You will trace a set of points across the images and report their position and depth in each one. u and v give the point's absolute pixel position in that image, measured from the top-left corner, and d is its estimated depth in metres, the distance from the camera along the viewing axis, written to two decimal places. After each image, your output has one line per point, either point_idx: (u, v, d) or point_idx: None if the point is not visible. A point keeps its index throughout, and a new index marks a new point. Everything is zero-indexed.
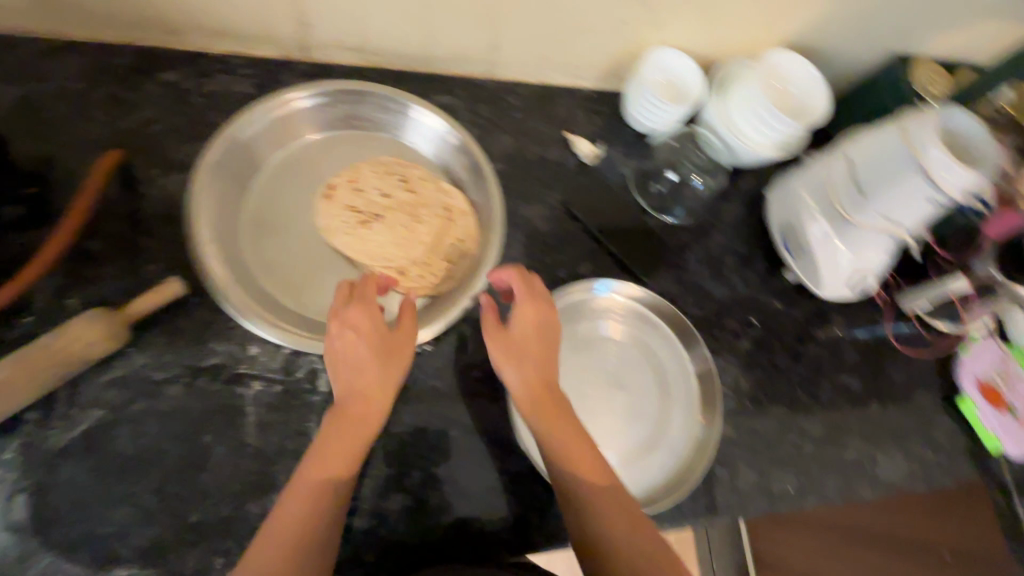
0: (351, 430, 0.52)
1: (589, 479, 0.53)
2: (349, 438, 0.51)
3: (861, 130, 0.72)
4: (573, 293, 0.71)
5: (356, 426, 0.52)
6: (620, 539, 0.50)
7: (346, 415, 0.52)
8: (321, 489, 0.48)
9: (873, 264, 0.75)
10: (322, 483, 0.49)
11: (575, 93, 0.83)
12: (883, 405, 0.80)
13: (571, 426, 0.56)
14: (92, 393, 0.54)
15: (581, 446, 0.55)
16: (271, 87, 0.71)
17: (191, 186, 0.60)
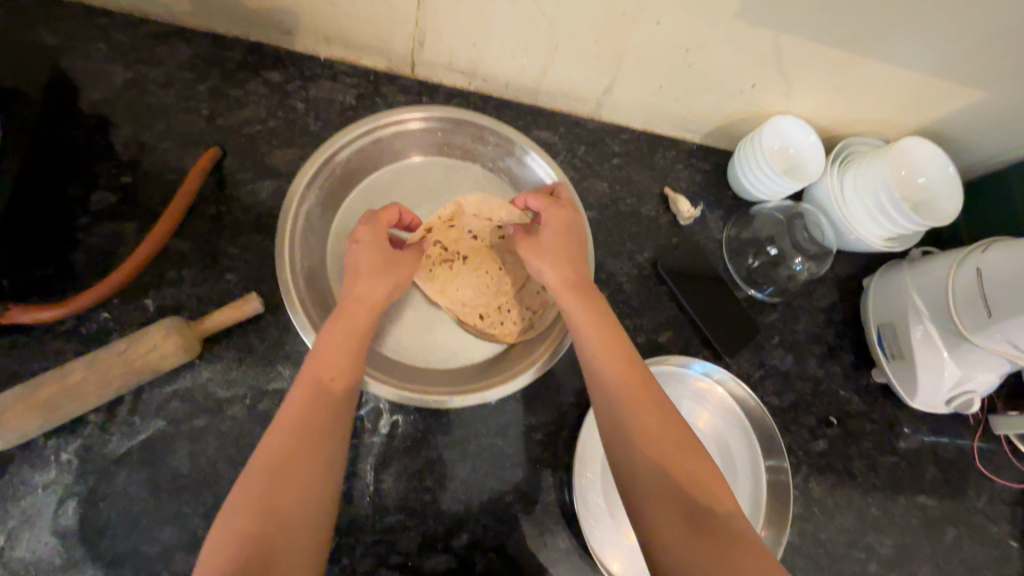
0: (336, 363, 0.49)
1: (628, 416, 0.48)
2: (335, 375, 0.48)
3: (996, 241, 0.65)
4: (665, 366, 0.67)
5: (347, 363, 0.49)
6: (666, 505, 0.43)
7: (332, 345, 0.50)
8: (304, 427, 0.44)
9: (980, 385, 0.68)
10: (304, 422, 0.44)
11: (678, 146, 0.79)
12: (960, 532, 0.74)
13: (611, 376, 0.51)
14: (156, 401, 0.52)
15: (630, 379, 0.50)
16: (373, 101, 0.68)
17: (286, 204, 0.58)
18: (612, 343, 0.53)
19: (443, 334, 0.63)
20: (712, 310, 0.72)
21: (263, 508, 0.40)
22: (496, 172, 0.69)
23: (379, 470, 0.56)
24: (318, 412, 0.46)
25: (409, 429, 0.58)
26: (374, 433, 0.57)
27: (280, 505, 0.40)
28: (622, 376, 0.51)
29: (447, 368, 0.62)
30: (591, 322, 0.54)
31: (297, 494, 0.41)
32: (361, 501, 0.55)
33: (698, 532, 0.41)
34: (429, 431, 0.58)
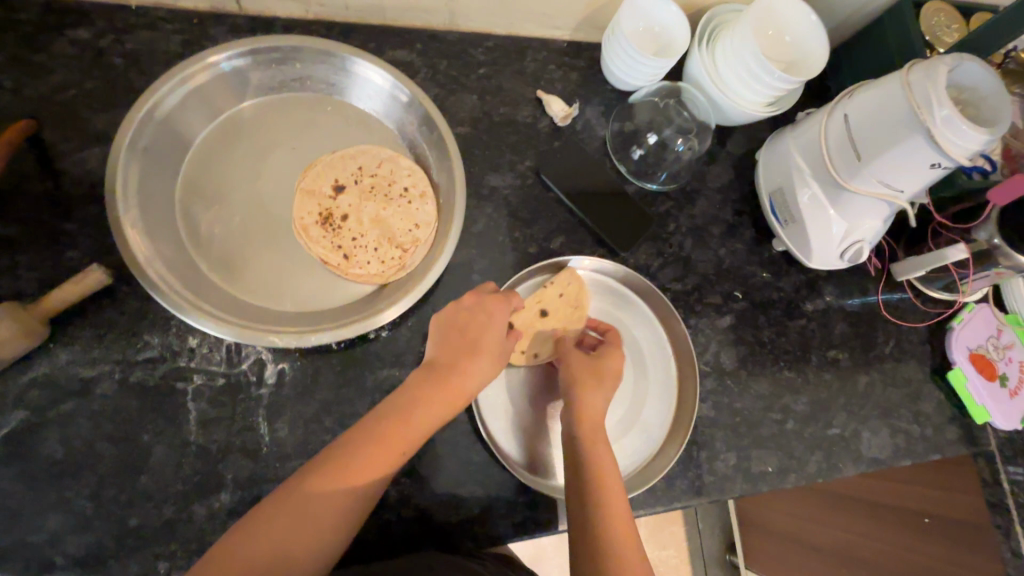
0: (387, 450, 0.47)
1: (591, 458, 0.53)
2: (377, 466, 0.46)
3: (861, 84, 0.65)
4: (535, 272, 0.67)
5: (395, 450, 0.48)
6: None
7: (389, 440, 0.48)
8: (317, 515, 0.43)
9: (867, 233, 0.70)
10: (320, 506, 0.44)
11: (548, 47, 0.75)
12: (872, 379, 0.77)
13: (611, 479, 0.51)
14: (14, 393, 0.50)
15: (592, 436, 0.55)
16: (201, 45, 0.63)
17: (112, 146, 0.54)
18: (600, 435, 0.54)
19: (310, 279, 0.60)
20: (602, 208, 0.71)
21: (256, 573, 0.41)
22: (362, 106, 0.65)
23: (272, 421, 0.55)
24: (341, 499, 0.45)
25: (296, 375, 0.57)
26: (260, 385, 0.55)
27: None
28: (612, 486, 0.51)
29: (310, 316, 0.58)
30: (593, 409, 0.57)
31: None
32: (258, 453, 0.54)
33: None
34: (318, 374, 0.57)
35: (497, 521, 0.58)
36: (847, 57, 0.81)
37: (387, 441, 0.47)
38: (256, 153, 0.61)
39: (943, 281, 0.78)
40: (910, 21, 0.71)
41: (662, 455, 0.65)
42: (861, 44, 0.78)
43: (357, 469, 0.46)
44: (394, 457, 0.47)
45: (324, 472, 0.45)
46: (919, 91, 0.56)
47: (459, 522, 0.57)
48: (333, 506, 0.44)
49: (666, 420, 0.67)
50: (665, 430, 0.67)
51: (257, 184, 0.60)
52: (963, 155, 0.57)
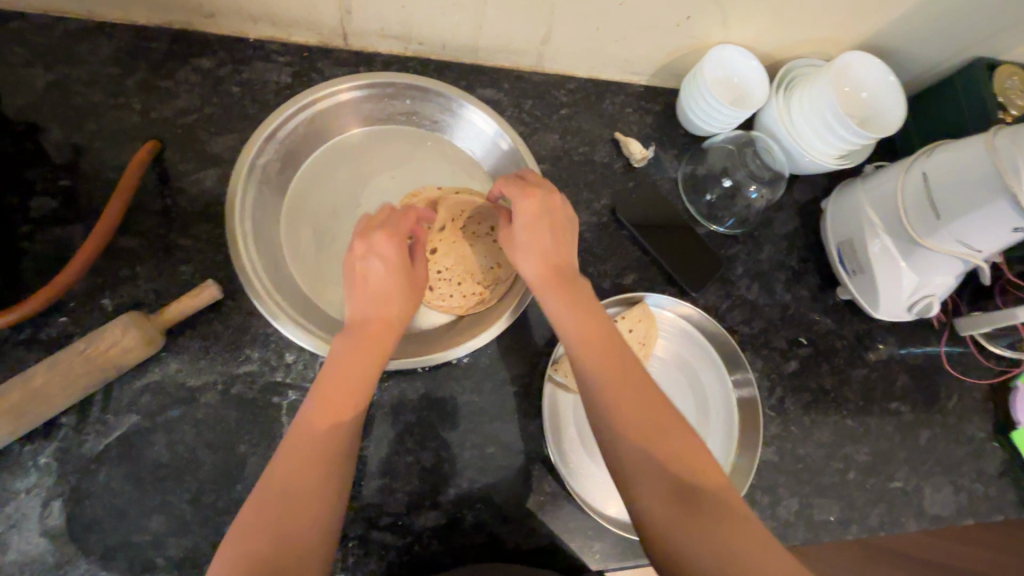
0: (353, 371, 0.50)
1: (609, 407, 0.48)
2: (343, 398, 0.48)
3: (942, 144, 0.66)
4: (610, 306, 0.69)
5: (361, 364, 0.50)
6: (654, 472, 0.45)
7: (350, 366, 0.50)
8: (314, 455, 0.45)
9: (938, 289, 0.70)
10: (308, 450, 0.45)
11: (626, 90, 0.78)
12: (934, 433, 0.77)
13: (606, 378, 0.49)
14: (127, 397, 0.53)
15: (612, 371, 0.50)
16: (309, 77, 0.67)
17: (238, 163, 0.58)
18: (591, 329, 0.53)
19: None
20: (674, 249, 0.73)
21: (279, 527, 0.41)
22: (462, 144, 0.69)
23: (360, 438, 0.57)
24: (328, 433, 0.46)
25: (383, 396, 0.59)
26: None
27: (291, 526, 0.42)
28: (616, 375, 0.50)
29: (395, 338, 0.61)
30: (586, 322, 0.53)
31: (307, 520, 0.43)
32: None
33: (681, 504, 0.44)
34: (403, 395, 0.60)
35: (569, 552, 0.59)
36: (917, 113, 0.83)
37: (341, 373, 0.49)
38: (362, 179, 0.65)
39: (1008, 339, 0.77)
40: (986, 84, 0.72)
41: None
42: (932, 102, 0.80)
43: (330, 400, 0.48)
44: (362, 374, 0.50)
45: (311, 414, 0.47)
46: (1005, 155, 0.58)
47: (530, 551, 0.59)
48: (319, 445, 0.45)
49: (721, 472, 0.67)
50: None
51: (357, 208, 0.64)
52: None
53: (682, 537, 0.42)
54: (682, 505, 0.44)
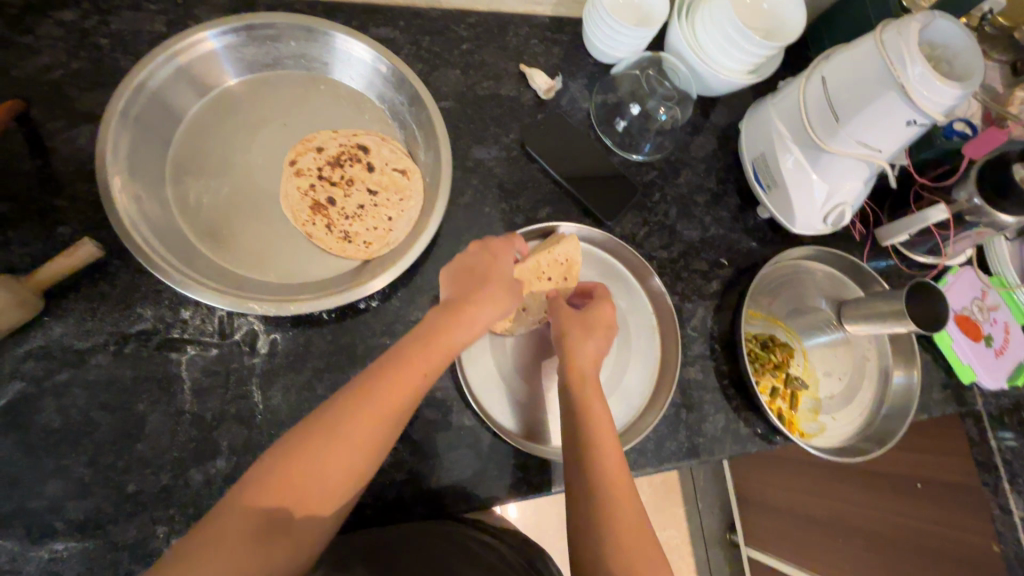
0: (397, 413, 0.46)
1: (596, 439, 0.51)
2: (406, 403, 0.47)
3: (839, 47, 0.66)
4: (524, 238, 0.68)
5: (406, 410, 0.47)
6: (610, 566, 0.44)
7: (394, 399, 0.46)
8: (339, 475, 0.43)
9: (849, 196, 0.71)
10: (329, 463, 0.43)
11: (530, 22, 0.76)
12: (860, 341, 0.78)
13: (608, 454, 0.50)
14: (11, 365, 0.51)
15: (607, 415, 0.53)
16: (185, 25, 0.63)
17: (109, 108, 0.55)
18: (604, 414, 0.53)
19: (295, 253, 0.60)
20: (586, 177, 0.72)
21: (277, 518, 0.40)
22: (360, 87, 0.67)
23: (265, 388, 0.56)
24: (355, 467, 0.44)
25: (287, 345, 0.57)
26: (253, 354, 0.56)
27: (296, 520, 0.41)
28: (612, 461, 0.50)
29: (293, 286, 0.59)
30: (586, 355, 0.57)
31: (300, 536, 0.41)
32: (252, 420, 0.55)
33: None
34: (310, 342, 0.58)
35: (496, 484, 0.59)
36: (826, 25, 0.82)
37: (381, 400, 0.45)
38: (252, 126, 0.62)
39: (927, 245, 0.80)
40: None
41: (637, 425, 0.65)
42: (839, 12, 0.80)
43: (367, 431, 0.44)
44: (394, 418, 0.46)
45: (354, 416, 0.44)
46: (892, 48, 0.57)
47: (451, 486, 0.59)
48: (370, 435, 0.44)
49: (646, 393, 0.67)
50: (646, 404, 0.66)
51: (247, 156, 0.61)
52: (937, 110, 0.58)
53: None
54: None
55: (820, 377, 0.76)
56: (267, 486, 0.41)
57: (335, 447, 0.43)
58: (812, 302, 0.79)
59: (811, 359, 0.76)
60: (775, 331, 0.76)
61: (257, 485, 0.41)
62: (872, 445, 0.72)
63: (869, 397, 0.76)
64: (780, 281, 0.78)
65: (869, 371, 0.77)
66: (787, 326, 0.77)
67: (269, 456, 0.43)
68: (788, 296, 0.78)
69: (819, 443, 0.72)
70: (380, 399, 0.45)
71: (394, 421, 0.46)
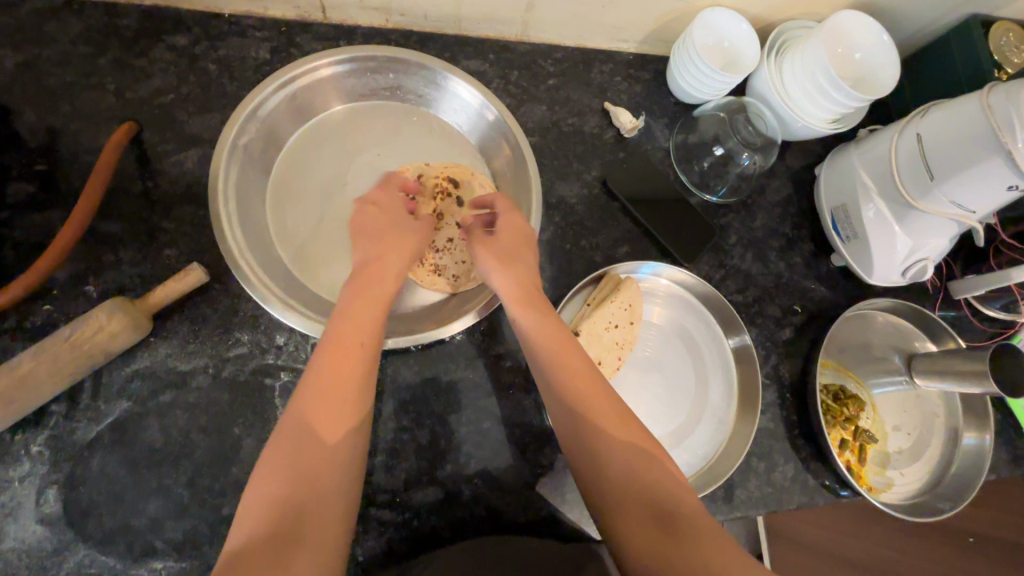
0: (362, 364, 0.48)
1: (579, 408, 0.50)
2: (365, 353, 0.48)
3: (939, 103, 0.65)
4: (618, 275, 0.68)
5: (372, 359, 0.48)
6: (630, 509, 0.45)
7: (352, 362, 0.48)
8: (325, 450, 0.44)
9: (932, 252, 0.70)
10: (309, 447, 0.44)
11: (614, 58, 0.77)
12: (930, 395, 0.77)
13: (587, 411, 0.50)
14: (118, 383, 0.52)
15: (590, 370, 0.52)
16: (287, 52, 0.65)
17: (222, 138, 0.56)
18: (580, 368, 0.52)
19: None
20: (666, 218, 0.72)
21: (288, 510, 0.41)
22: (452, 120, 0.67)
23: None
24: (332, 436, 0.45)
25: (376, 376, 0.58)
26: None
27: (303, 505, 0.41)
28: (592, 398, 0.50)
29: None
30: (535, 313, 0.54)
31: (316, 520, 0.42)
32: None
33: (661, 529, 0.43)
34: (395, 374, 0.60)
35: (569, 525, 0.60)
36: (911, 75, 0.81)
37: (345, 359, 0.47)
38: (349, 156, 0.63)
39: (1002, 300, 0.78)
40: (980, 44, 0.71)
41: (710, 475, 0.64)
42: (926, 63, 0.79)
43: (324, 402, 0.45)
44: (355, 371, 0.47)
45: (323, 387, 0.46)
46: (1001, 114, 0.56)
47: (527, 524, 0.59)
48: (340, 396, 0.46)
49: (718, 440, 0.67)
50: (719, 452, 0.66)
51: (343, 187, 0.62)
52: None
53: (648, 556, 0.42)
54: (661, 531, 0.43)
55: (889, 430, 0.75)
56: (262, 498, 0.41)
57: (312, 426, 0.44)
58: (883, 353, 0.78)
59: (879, 412, 0.75)
60: (844, 380, 0.75)
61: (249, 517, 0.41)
62: (942, 504, 0.71)
63: (937, 454, 0.75)
64: (850, 331, 0.78)
65: (938, 427, 0.76)
66: (857, 376, 0.76)
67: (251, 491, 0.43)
68: (859, 346, 0.78)
69: (887, 499, 0.71)
70: (343, 357, 0.47)
71: (364, 376, 0.47)
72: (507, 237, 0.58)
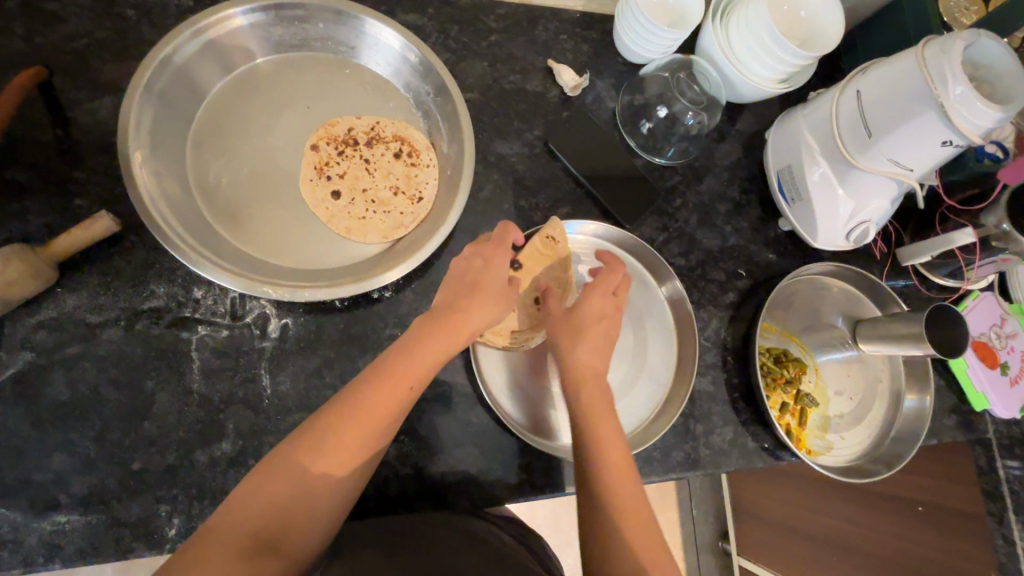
0: (389, 405, 0.47)
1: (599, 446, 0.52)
2: (401, 392, 0.48)
3: (877, 60, 0.64)
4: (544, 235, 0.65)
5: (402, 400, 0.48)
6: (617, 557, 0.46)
7: (385, 399, 0.47)
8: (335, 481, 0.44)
9: (874, 213, 0.69)
10: (324, 469, 0.44)
11: (560, 16, 0.75)
12: (875, 361, 0.77)
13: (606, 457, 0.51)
14: (21, 335, 0.50)
15: (610, 423, 0.53)
16: (212, 0, 0.62)
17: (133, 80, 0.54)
18: (598, 405, 0.54)
19: (311, 239, 0.60)
20: (609, 179, 0.70)
21: (280, 522, 0.41)
22: (386, 73, 0.66)
23: (275, 372, 0.56)
24: (347, 465, 0.45)
25: (298, 330, 0.57)
26: (263, 338, 0.56)
27: (294, 523, 0.42)
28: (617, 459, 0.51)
29: (306, 271, 0.58)
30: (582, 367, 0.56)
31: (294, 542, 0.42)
32: (259, 405, 0.54)
33: None
34: (322, 330, 0.58)
35: (496, 482, 0.59)
36: (863, 38, 0.80)
37: (382, 395, 0.47)
38: (274, 106, 0.62)
39: (948, 267, 0.78)
40: (926, 3, 0.70)
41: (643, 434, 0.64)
42: (877, 26, 0.78)
43: (361, 427, 0.45)
44: (387, 419, 0.47)
45: (350, 413, 0.45)
46: (934, 65, 0.56)
47: (455, 482, 0.58)
48: (368, 429, 0.46)
49: (658, 398, 0.66)
50: (659, 410, 0.66)
51: (270, 138, 0.61)
52: (976, 133, 0.56)
53: None
54: None
55: (831, 394, 0.75)
56: (257, 500, 0.42)
57: (334, 450, 0.44)
58: (829, 318, 0.78)
59: (823, 377, 0.75)
60: (788, 345, 0.75)
61: (246, 512, 0.41)
62: (880, 467, 0.71)
63: (879, 418, 0.75)
64: (795, 295, 0.77)
65: (881, 391, 0.76)
66: (801, 341, 0.76)
67: (248, 483, 0.43)
68: (803, 311, 0.77)
69: (826, 461, 0.71)
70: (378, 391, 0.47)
71: (389, 411, 0.47)
72: (595, 326, 0.58)
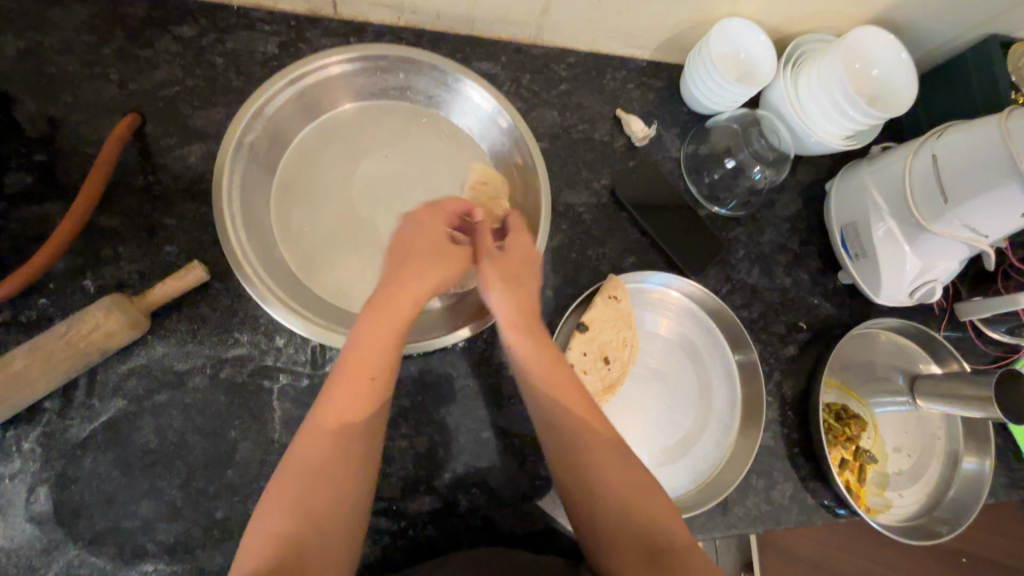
0: (354, 385, 0.47)
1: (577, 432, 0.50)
2: (362, 370, 0.47)
3: (951, 125, 0.65)
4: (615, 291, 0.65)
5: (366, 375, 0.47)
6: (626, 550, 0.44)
7: (352, 383, 0.47)
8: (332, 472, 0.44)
9: (941, 274, 0.69)
10: (316, 465, 0.44)
11: (627, 65, 0.76)
12: (933, 417, 0.77)
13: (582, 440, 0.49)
14: (113, 381, 0.51)
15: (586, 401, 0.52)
16: (296, 48, 0.63)
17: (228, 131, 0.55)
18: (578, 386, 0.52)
19: None
20: (675, 231, 0.70)
21: (297, 535, 0.41)
22: (463, 123, 0.67)
23: None
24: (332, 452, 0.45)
25: None
26: None
27: (306, 534, 0.41)
28: (576, 433, 0.49)
29: None
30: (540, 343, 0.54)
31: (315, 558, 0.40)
32: None
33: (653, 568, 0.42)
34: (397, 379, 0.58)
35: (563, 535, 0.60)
36: (927, 92, 0.80)
37: (349, 376, 0.47)
38: (355, 155, 0.63)
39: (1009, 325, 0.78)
40: (999, 65, 0.70)
41: (707, 490, 0.64)
42: (943, 81, 0.78)
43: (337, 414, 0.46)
44: (362, 398, 0.47)
45: (325, 407, 0.46)
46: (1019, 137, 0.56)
47: (523, 535, 0.58)
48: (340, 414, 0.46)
49: (721, 453, 0.67)
50: (722, 465, 0.66)
51: (351, 185, 0.61)
52: None
53: None
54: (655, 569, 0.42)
55: (889, 452, 0.74)
56: (264, 529, 0.41)
57: (313, 455, 0.44)
58: (888, 374, 0.77)
59: (881, 433, 0.75)
60: (847, 401, 0.75)
61: (260, 536, 0.41)
62: (940, 529, 0.71)
63: (936, 477, 0.75)
64: (854, 349, 0.77)
65: (938, 450, 0.76)
66: (860, 396, 0.76)
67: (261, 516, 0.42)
68: (862, 366, 0.77)
69: (885, 520, 0.71)
70: (345, 381, 0.47)
71: (365, 387, 0.47)
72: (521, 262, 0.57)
